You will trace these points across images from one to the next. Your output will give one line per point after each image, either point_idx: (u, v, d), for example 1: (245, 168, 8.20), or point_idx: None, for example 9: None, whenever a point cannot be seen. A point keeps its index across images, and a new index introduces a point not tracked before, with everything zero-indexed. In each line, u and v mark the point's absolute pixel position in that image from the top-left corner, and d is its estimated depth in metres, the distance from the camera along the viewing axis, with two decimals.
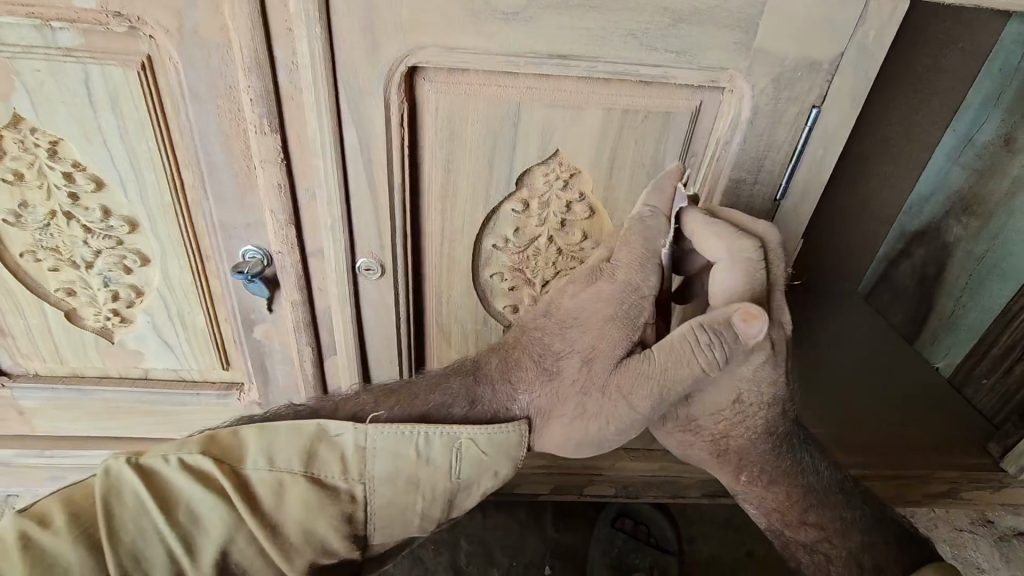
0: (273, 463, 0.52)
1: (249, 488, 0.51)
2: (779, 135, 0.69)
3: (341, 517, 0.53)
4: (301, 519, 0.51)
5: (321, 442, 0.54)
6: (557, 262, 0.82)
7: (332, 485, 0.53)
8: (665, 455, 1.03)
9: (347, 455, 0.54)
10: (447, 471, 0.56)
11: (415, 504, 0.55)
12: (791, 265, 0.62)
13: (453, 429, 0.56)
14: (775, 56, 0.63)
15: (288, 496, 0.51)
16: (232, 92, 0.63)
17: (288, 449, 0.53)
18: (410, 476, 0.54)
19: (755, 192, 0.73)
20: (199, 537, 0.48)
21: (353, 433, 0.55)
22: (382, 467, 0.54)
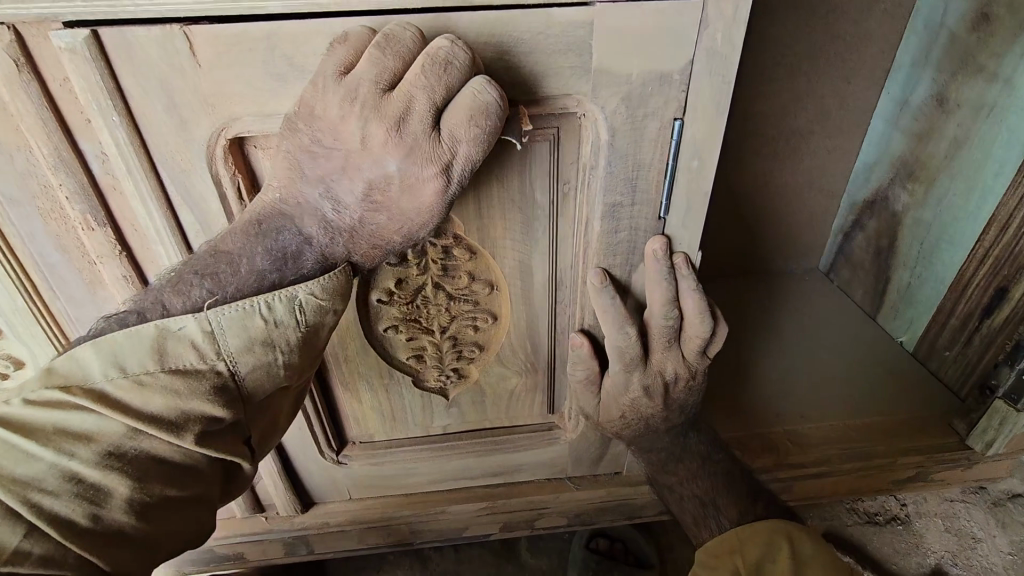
0: (121, 369, 0.52)
1: (103, 395, 0.51)
2: (645, 155, 0.65)
3: (213, 388, 0.55)
4: (169, 397, 0.53)
5: (166, 338, 0.54)
6: (450, 307, 0.78)
7: (190, 366, 0.54)
8: (611, 478, 1.00)
9: (195, 340, 0.55)
10: (297, 327, 0.58)
11: (278, 362, 0.58)
12: (713, 333, 0.76)
13: (292, 292, 0.58)
14: (617, 74, 0.59)
15: (149, 388, 0.52)
16: (47, 191, 0.59)
17: (132, 351, 0.53)
18: (266, 340, 0.57)
19: (635, 214, 0.69)
20: (80, 444, 0.49)
21: (197, 324, 0.55)
22: (235, 343, 0.56)
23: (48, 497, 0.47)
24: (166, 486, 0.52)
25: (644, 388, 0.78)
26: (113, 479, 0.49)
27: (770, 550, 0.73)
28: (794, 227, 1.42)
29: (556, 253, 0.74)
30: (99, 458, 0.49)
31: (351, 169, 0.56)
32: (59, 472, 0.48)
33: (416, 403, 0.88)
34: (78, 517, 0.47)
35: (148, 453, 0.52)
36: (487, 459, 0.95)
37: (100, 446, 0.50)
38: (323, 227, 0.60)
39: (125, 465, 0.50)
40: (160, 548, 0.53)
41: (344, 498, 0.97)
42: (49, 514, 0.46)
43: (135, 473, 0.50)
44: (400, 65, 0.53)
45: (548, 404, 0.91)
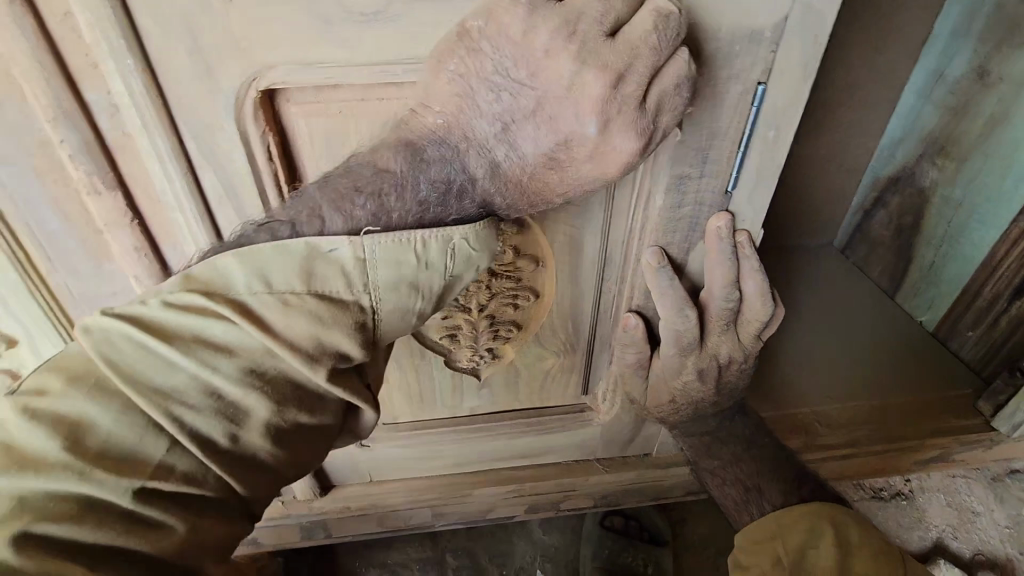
0: (266, 283, 0.47)
1: (249, 310, 0.46)
2: (720, 122, 0.59)
3: (354, 325, 0.50)
4: (314, 325, 0.48)
5: (315, 258, 0.49)
6: (491, 286, 0.72)
7: (336, 295, 0.49)
8: (641, 460, 0.97)
9: (344, 265, 0.50)
10: (441, 271, 0.54)
11: (418, 307, 0.54)
12: (773, 318, 0.72)
13: (448, 233, 0.53)
14: (702, 29, 0.53)
15: (293, 310, 0.47)
16: (48, 148, 0.51)
17: (272, 264, 0.48)
18: (412, 281, 0.52)
19: (702, 187, 0.64)
20: (220, 356, 0.45)
21: (350, 248, 0.50)
22: (385, 276, 0.51)
23: (188, 412, 0.43)
24: (300, 415, 0.48)
25: (698, 372, 0.74)
26: (253, 404, 0.45)
27: (812, 537, 0.68)
28: (815, 203, 1.38)
29: (609, 227, 0.68)
30: (241, 376, 0.45)
31: (542, 115, 0.51)
32: (199, 385, 0.44)
33: (446, 385, 0.83)
34: (217, 435, 0.44)
35: (286, 377, 0.48)
36: (516, 441, 0.91)
37: (241, 362, 0.46)
38: (490, 173, 0.55)
39: (265, 386, 0.46)
40: (285, 474, 0.49)
41: (364, 481, 0.92)
42: (189, 430, 0.43)
43: (272, 399, 0.46)
44: (626, 10, 0.49)
45: (583, 385, 0.87)
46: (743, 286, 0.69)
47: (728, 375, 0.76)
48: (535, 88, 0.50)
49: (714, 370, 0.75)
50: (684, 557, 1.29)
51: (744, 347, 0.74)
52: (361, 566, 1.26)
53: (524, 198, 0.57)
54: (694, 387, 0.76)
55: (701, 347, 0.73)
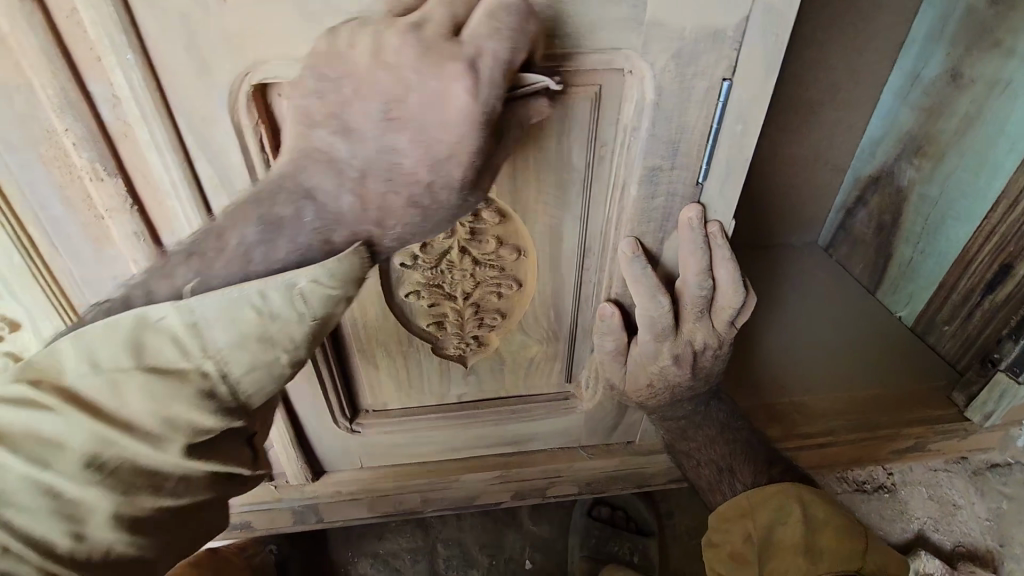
0: (97, 365, 0.51)
1: (151, 355, 0.49)
2: (689, 117, 0.63)
3: (199, 394, 0.53)
4: (145, 403, 0.52)
5: (222, 297, 0.52)
6: (475, 274, 0.76)
7: (172, 368, 0.53)
8: (624, 447, 1.00)
9: (177, 333, 0.52)
10: (298, 320, 0.54)
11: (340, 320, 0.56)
12: (744, 307, 0.76)
13: (291, 279, 0.52)
14: (670, 27, 0.57)
15: None
16: (55, 140, 0.55)
17: (103, 350, 0.51)
18: (261, 335, 0.53)
19: (674, 178, 0.67)
20: (53, 453, 0.50)
21: (252, 282, 0.52)
22: (227, 338, 0.53)
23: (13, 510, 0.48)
24: (160, 499, 0.53)
25: (674, 358, 0.77)
26: (89, 495, 0.50)
27: (780, 513, 0.71)
28: (799, 202, 1.41)
29: (587, 218, 0.72)
30: None
31: (368, 91, 0.50)
32: (29, 484, 0.49)
33: (433, 372, 0.86)
34: None
35: None
36: (503, 428, 0.94)
37: None
38: (344, 184, 0.53)
39: None
40: None
41: (355, 467, 0.94)
42: (25, 533, 0.48)
43: (115, 489, 0.51)
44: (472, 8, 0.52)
45: (566, 373, 0.90)
46: (716, 272, 0.72)
47: (705, 361, 0.79)
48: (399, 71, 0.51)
49: (693, 357, 0.78)
50: (671, 547, 1.31)
51: (719, 332, 0.77)
52: (354, 556, 1.29)
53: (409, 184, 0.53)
54: (674, 373, 0.78)
55: (674, 336, 0.76)
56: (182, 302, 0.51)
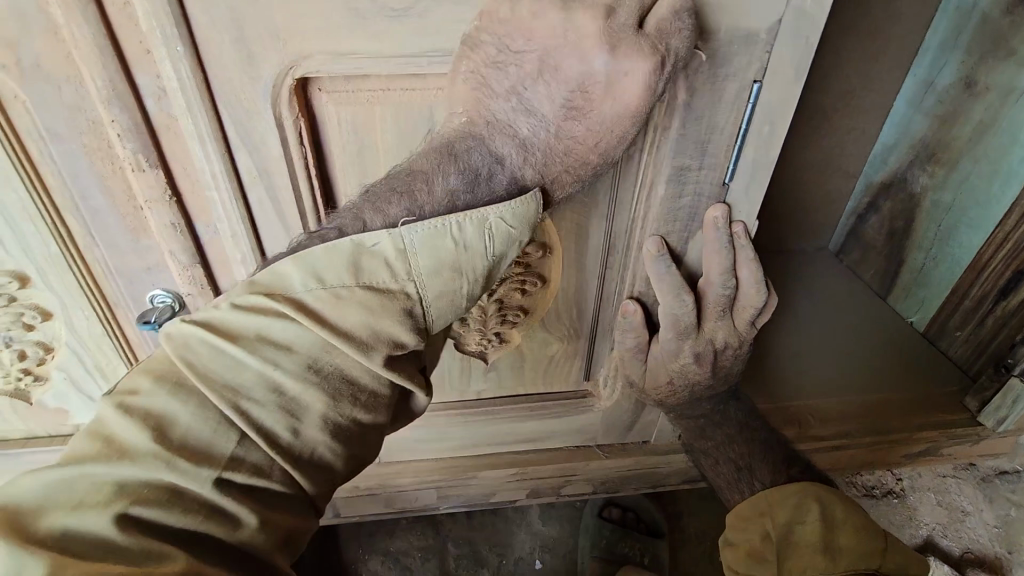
0: (319, 279, 0.51)
1: (302, 304, 0.51)
2: (718, 118, 0.64)
3: (402, 312, 0.54)
4: (365, 316, 0.52)
5: (362, 254, 0.53)
6: (501, 271, 0.77)
7: (384, 286, 0.53)
8: (639, 447, 1.01)
9: (388, 258, 0.54)
10: (483, 253, 0.58)
11: (463, 289, 0.58)
12: (766, 307, 0.76)
13: (483, 214, 0.57)
14: (704, 29, 0.58)
15: (343, 304, 0.51)
16: (99, 130, 0.56)
17: (327, 266, 0.52)
18: (455, 265, 0.56)
19: (701, 178, 0.68)
20: (282, 354, 0.49)
21: (389, 241, 0.53)
22: (429, 264, 0.55)
23: (256, 408, 0.47)
24: (357, 412, 0.52)
25: (696, 356, 0.77)
26: (307, 398, 0.49)
27: (798, 511, 0.71)
28: (811, 207, 1.42)
29: (613, 217, 0.73)
30: (301, 371, 0.49)
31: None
32: (266, 384, 0.48)
33: (454, 368, 0.86)
34: (280, 430, 0.48)
35: (340, 372, 0.51)
36: (521, 425, 0.94)
37: (301, 360, 0.50)
38: (371, 166, 0.56)
39: (321, 381, 0.50)
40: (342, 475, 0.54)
41: (373, 462, 0.95)
42: (261, 427, 0.47)
43: (330, 395, 0.50)
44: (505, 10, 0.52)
45: (585, 371, 0.91)
46: (739, 273, 0.73)
47: (726, 361, 0.80)
48: (372, 66, 0.52)
49: (714, 358, 0.79)
50: (680, 549, 1.32)
51: (741, 332, 0.77)
52: (364, 554, 1.29)
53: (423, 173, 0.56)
54: (694, 372, 0.79)
55: (695, 337, 0.76)
56: (328, 256, 0.52)
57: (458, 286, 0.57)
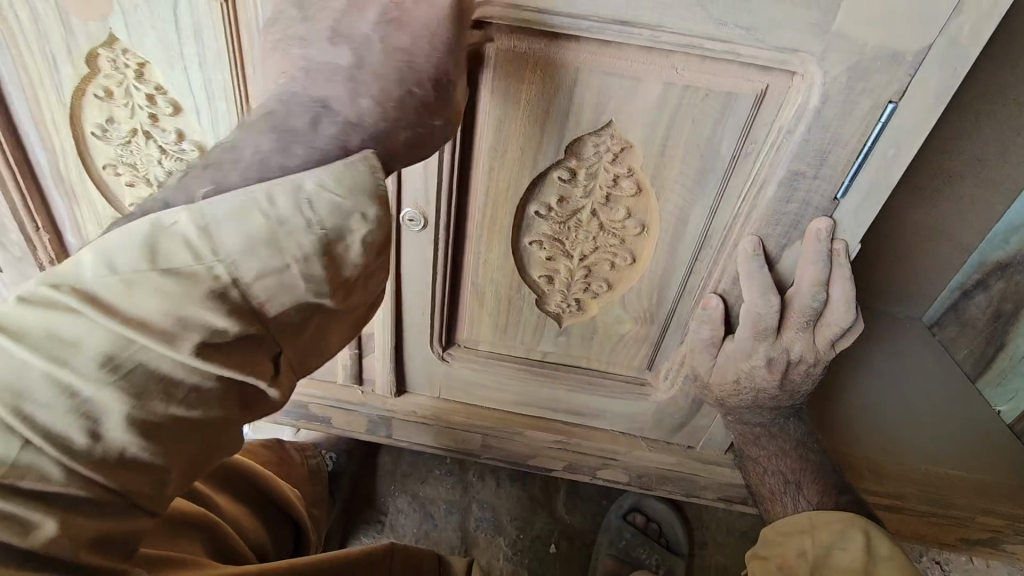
0: (106, 266, 0.44)
1: (93, 297, 0.43)
2: (845, 130, 0.66)
3: (211, 297, 0.45)
4: (170, 300, 0.44)
5: (159, 234, 0.45)
6: (597, 238, 0.81)
7: (184, 265, 0.45)
8: (684, 450, 1.02)
9: (188, 236, 0.45)
10: (301, 222, 0.47)
11: (300, 265, 0.47)
12: (850, 329, 0.77)
13: (301, 180, 0.48)
14: (852, 42, 0.61)
15: (129, 304, 0.43)
16: None
17: (122, 245, 0.44)
18: (273, 240, 0.46)
19: (813, 187, 0.70)
20: (65, 353, 0.42)
21: (191, 216, 0.45)
22: (236, 240, 0.46)
23: (39, 411, 0.41)
24: (174, 407, 0.45)
25: (769, 361, 0.79)
26: (108, 401, 0.42)
27: (841, 538, 0.70)
28: (924, 275, 1.33)
29: (715, 209, 0.76)
30: (96, 372, 0.42)
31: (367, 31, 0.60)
32: (51, 383, 0.42)
33: (531, 322, 0.92)
34: (75, 435, 0.42)
35: (148, 369, 0.44)
36: (575, 396, 0.98)
37: (97, 358, 0.42)
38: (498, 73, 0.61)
39: (122, 380, 0.43)
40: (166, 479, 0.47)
41: (433, 395, 1.02)
42: (44, 430, 0.41)
43: (133, 395, 0.43)
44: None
45: (649, 359, 0.94)
46: (830, 289, 0.74)
47: (799, 377, 0.81)
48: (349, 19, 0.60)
49: (788, 370, 0.80)
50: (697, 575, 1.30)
51: (822, 348, 0.78)
52: (395, 491, 1.37)
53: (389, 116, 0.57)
54: (762, 378, 0.80)
55: (772, 342, 0.78)
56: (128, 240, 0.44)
57: (282, 261, 0.47)
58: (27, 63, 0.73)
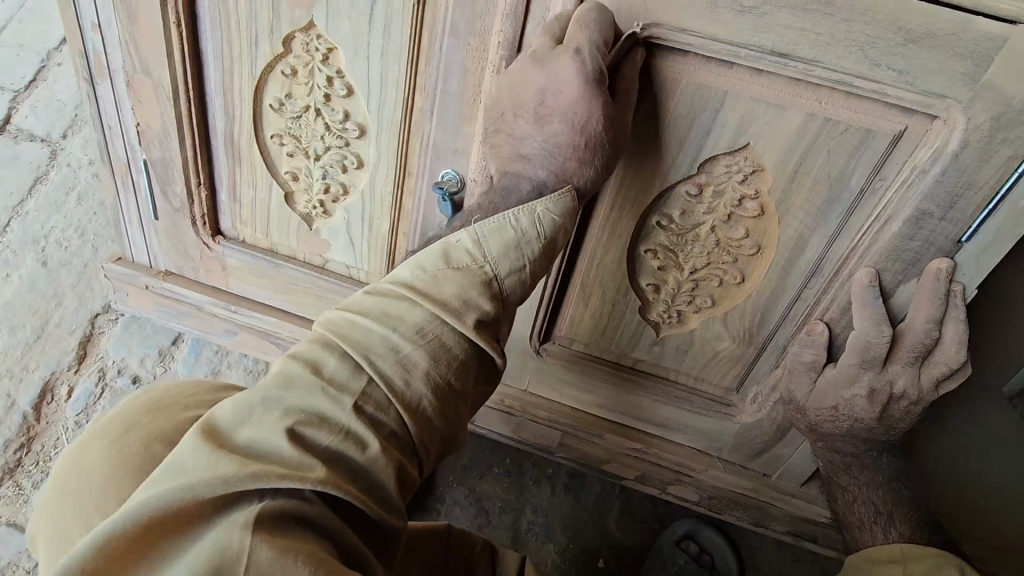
0: (421, 268, 0.63)
1: (410, 286, 0.61)
2: (979, 176, 0.69)
3: (482, 286, 0.63)
4: (456, 288, 0.62)
5: (449, 246, 0.65)
6: (711, 254, 0.86)
7: (466, 266, 0.64)
8: (759, 477, 1.04)
9: (468, 249, 0.65)
10: (538, 236, 0.68)
11: (527, 266, 0.67)
12: (958, 371, 0.78)
13: (533, 206, 0.68)
14: (1000, 94, 0.65)
15: (441, 281, 0.62)
16: (483, 35, 0.75)
17: (426, 257, 0.64)
18: (518, 246, 0.66)
19: (939, 228, 0.73)
20: (395, 323, 0.58)
21: (469, 235, 0.65)
22: (497, 250, 0.65)
23: (377, 359, 0.56)
24: (451, 377, 0.59)
25: (870, 392, 0.81)
26: (417, 356, 0.58)
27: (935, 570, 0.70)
28: None
29: (835, 239, 0.80)
30: (412, 336, 0.58)
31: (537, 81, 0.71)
32: (384, 343, 0.57)
33: (630, 328, 0.96)
34: (394, 377, 0.56)
35: (441, 341, 0.59)
36: (658, 407, 1.02)
37: (410, 327, 0.59)
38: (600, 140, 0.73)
39: (425, 343, 0.58)
40: (437, 426, 0.59)
41: (520, 387, 1.07)
42: (381, 374, 0.56)
43: (429, 357, 0.58)
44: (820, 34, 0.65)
45: (740, 380, 0.96)
46: (942, 328, 0.77)
47: (898, 412, 0.82)
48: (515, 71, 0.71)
49: (888, 404, 0.82)
50: None
51: (926, 387, 0.80)
52: (453, 482, 1.40)
53: (581, 166, 0.71)
54: (862, 407, 0.82)
55: (876, 374, 0.80)
56: (432, 254, 0.64)
57: (523, 263, 0.67)
58: (232, 38, 0.83)
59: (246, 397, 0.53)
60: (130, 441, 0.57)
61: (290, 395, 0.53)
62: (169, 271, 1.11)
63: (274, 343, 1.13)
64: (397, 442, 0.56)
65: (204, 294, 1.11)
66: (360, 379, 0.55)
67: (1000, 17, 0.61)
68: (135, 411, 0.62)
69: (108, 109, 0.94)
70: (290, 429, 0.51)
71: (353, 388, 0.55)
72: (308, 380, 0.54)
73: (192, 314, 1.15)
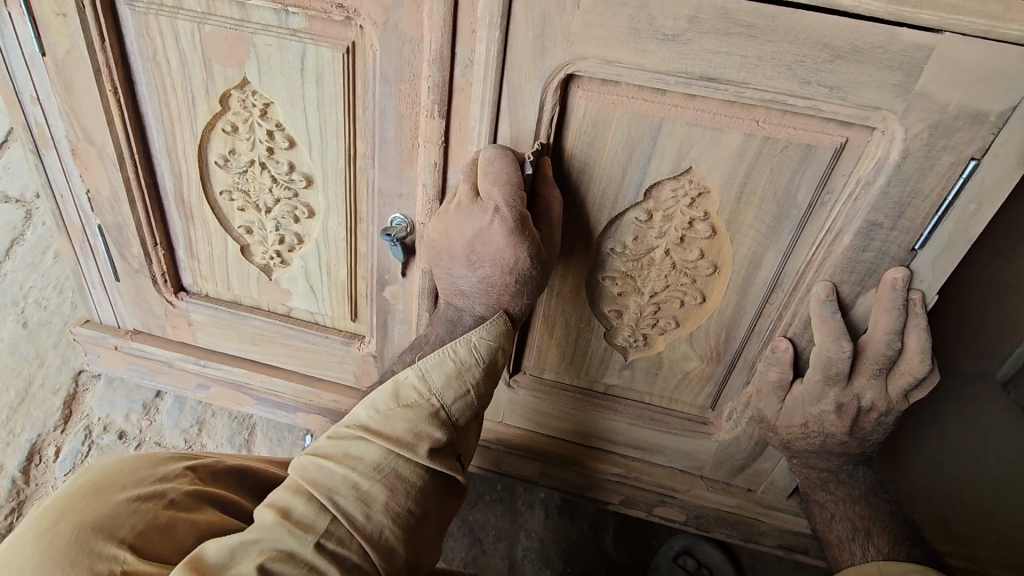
0: (374, 407, 0.71)
1: (366, 427, 0.69)
2: (926, 184, 0.68)
3: (430, 416, 0.71)
4: (407, 424, 0.70)
5: (399, 386, 0.73)
6: (669, 277, 0.84)
7: (415, 403, 0.72)
8: (743, 493, 1.02)
9: (415, 384, 0.73)
10: (479, 365, 0.76)
11: (473, 391, 0.75)
12: (926, 380, 0.77)
13: (468, 337, 0.77)
14: (934, 102, 0.63)
15: (391, 419, 0.70)
16: (414, 80, 0.74)
17: (378, 397, 0.72)
18: (461, 376, 0.75)
19: (890, 238, 0.72)
20: (355, 460, 0.66)
21: (415, 372, 0.74)
22: (441, 383, 0.74)
23: (341, 497, 0.64)
24: (410, 502, 0.67)
25: (839, 406, 0.79)
26: (375, 491, 0.65)
27: None
28: None
29: (789, 255, 0.78)
30: (372, 473, 0.66)
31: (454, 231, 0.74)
32: (347, 483, 0.65)
33: (597, 354, 0.95)
34: (357, 513, 0.63)
35: (396, 470, 0.67)
36: (635, 431, 1.00)
37: (368, 464, 0.67)
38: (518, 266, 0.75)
39: (383, 476, 0.66)
40: (406, 559, 0.66)
41: (495, 419, 1.06)
42: (343, 511, 0.63)
43: (387, 489, 0.66)
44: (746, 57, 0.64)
45: (713, 398, 0.95)
46: (904, 337, 0.75)
47: (871, 424, 0.81)
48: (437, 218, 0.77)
49: (858, 418, 0.80)
50: None
51: (897, 398, 0.78)
52: None
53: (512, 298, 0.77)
54: (833, 423, 0.81)
55: (841, 389, 0.79)
56: (381, 394, 0.72)
57: (468, 388, 0.75)
58: (168, 100, 0.83)
59: (228, 538, 0.59)
60: (60, 531, 0.62)
61: (263, 536, 0.59)
62: (137, 330, 1.11)
63: (249, 393, 1.13)
64: (361, 575, 0.62)
65: (174, 351, 1.10)
66: (324, 518, 0.62)
67: (923, 26, 0.60)
68: (69, 496, 0.65)
69: (57, 179, 0.94)
70: (261, 567, 0.57)
71: (319, 528, 0.61)
72: (276, 523, 0.60)
73: (164, 370, 1.15)
